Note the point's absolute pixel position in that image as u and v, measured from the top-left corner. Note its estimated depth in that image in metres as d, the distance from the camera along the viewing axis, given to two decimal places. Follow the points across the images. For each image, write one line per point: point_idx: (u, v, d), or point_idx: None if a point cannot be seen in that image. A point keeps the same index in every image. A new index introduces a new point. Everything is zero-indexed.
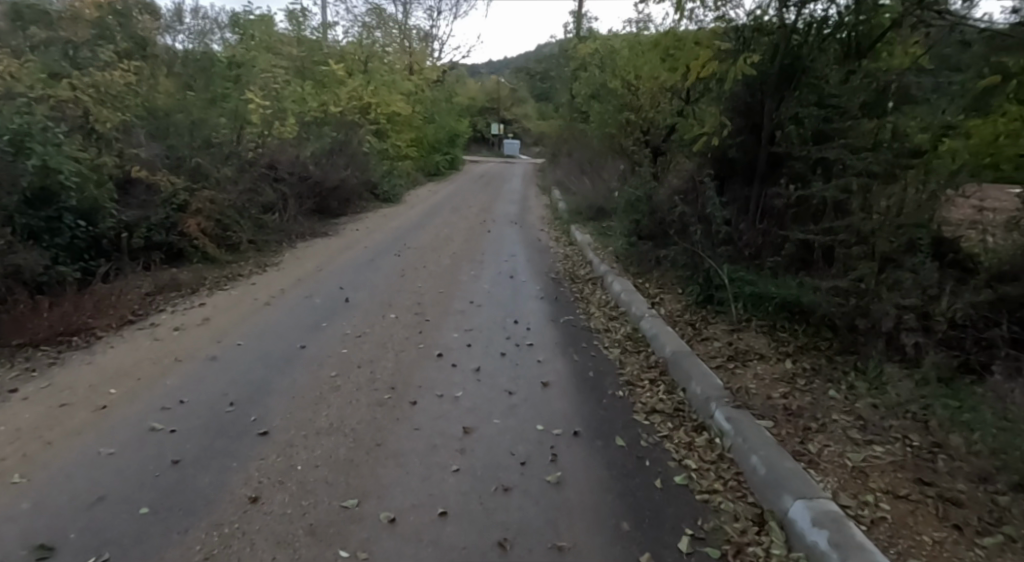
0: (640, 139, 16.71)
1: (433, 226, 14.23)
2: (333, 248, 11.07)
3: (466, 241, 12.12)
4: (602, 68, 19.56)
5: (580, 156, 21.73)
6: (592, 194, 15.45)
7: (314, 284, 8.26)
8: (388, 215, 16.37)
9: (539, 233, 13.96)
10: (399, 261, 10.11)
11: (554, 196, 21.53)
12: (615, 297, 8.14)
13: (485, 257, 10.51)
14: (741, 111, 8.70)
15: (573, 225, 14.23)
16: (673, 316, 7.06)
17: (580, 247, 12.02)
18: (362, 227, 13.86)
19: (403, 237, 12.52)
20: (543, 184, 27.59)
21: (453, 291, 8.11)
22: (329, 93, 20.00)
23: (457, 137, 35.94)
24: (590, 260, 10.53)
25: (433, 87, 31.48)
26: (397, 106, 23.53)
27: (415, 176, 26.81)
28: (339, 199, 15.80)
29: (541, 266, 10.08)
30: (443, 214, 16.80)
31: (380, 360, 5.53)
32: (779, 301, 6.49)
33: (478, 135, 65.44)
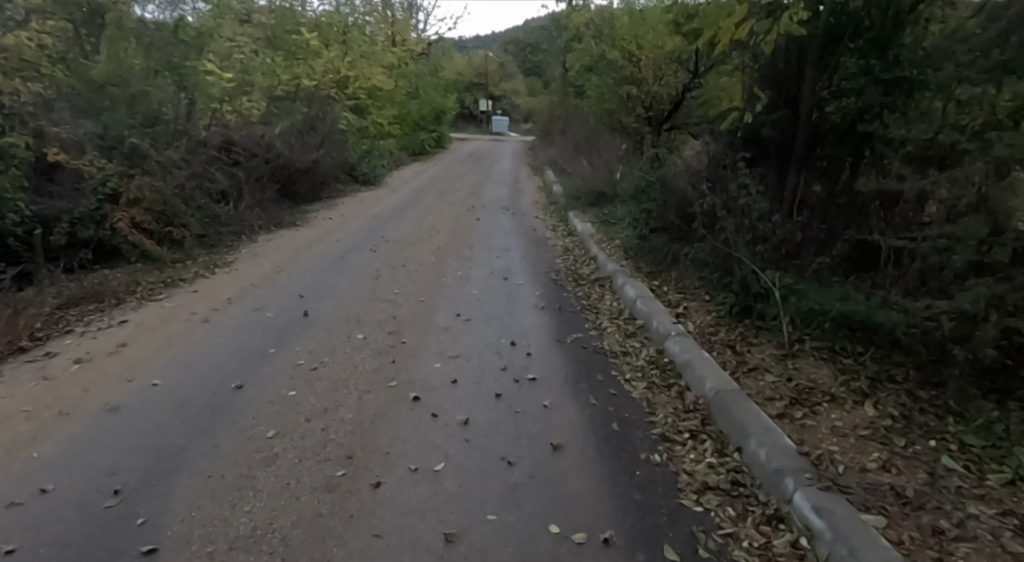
0: (641, 116, 15.96)
1: (415, 214, 12.85)
2: (301, 242, 9.71)
3: (453, 233, 10.76)
4: (598, 39, 18.16)
5: (575, 133, 20.35)
6: (591, 176, 14.12)
7: (270, 292, 6.92)
8: (367, 200, 14.94)
9: (533, 221, 12.61)
10: (374, 259, 8.76)
11: (548, 177, 20.19)
12: (629, 306, 6.85)
13: (474, 253, 9.18)
14: (772, 82, 7.41)
15: (571, 212, 12.91)
16: (704, 333, 5.79)
17: (581, 238, 10.71)
18: (338, 215, 12.48)
19: (381, 228, 11.15)
20: (535, 164, 26.19)
21: (436, 300, 6.79)
22: (302, 66, 18.42)
23: (444, 114, 34.38)
24: (594, 255, 9.23)
25: (418, 61, 29.89)
26: (377, 80, 21.97)
27: (399, 155, 25.29)
28: (312, 182, 14.39)
29: (538, 264, 8.77)
30: (428, 198, 15.41)
31: (337, 409, 4.24)
32: (840, 318, 5.22)
33: (466, 111, 63.53)
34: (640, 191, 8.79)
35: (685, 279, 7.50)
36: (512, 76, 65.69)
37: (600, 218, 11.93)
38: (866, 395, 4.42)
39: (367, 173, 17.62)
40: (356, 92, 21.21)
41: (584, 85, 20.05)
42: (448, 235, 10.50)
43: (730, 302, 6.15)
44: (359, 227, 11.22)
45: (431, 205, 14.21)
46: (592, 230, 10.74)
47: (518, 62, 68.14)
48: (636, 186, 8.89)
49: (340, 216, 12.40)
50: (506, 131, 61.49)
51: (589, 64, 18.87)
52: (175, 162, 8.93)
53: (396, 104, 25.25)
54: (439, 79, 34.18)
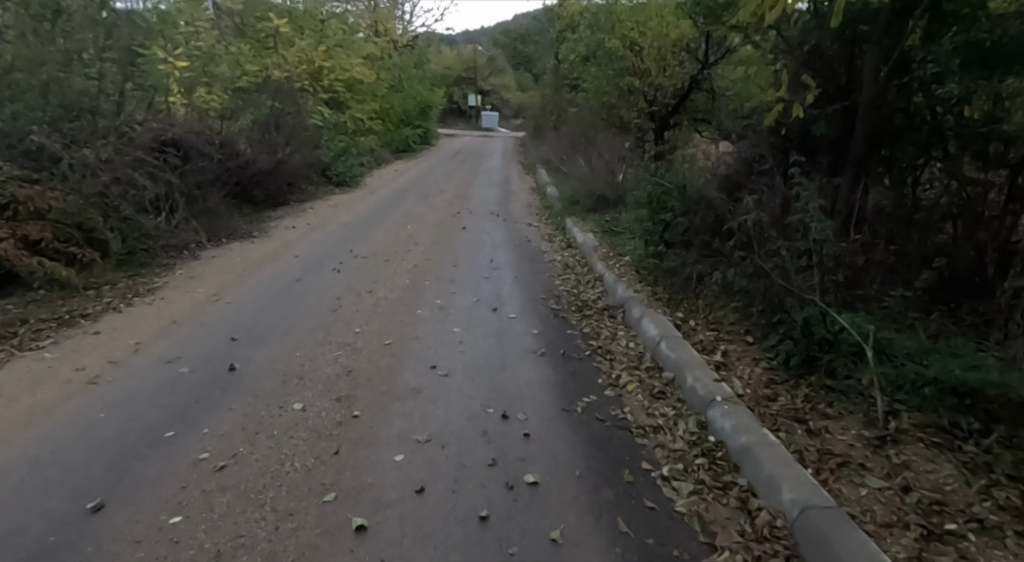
0: (644, 110, 14.77)
1: (393, 221, 11.40)
2: (254, 259, 8.24)
3: (434, 246, 9.31)
4: (594, 27, 16.85)
5: (570, 129, 18.96)
6: (590, 177, 12.69)
7: (194, 334, 5.45)
8: (340, 203, 13.44)
9: (526, 229, 11.19)
10: (338, 281, 7.32)
11: (541, 177, 18.80)
12: (650, 349, 5.43)
13: (458, 274, 7.74)
14: (823, 68, 6.00)
15: (569, 219, 11.50)
16: (755, 394, 4.36)
17: (582, 251, 9.29)
18: (305, 222, 11.00)
19: (351, 239, 9.69)
20: (526, 161, 24.76)
21: (406, 344, 5.35)
22: (271, 55, 16.74)
23: (430, 108, 32.85)
24: (600, 274, 7.80)
25: (402, 52, 28.34)
26: (352, 73, 20.25)
27: (381, 153, 23.70)
28: (275, 185, 12.84)
29: (534, 288, 7.33)
30: (409, 202, 13.93)
31: (237, 555, 2.79)
32: (951, 382, 3.76)
33: (454, 106, 61.84)
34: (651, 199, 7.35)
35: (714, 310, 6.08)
36: (501, 70, 64.14)
37: (602, 227, 10.49)
38: (1021, 517, 3.01)
39: (343, 173, 16.08)
40: (333, 85, 19.68)
41: (579, 77, 18.73)
42: (428, 249, 9.06)
43: (780, 348, 4.73)
44: (326, 238, 9.77)
45: (412, 210, 12.75)
46: (595, 242, 9.30)
47: (507, 56, 66.54)
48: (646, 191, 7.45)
49: (307, 223, 10.92)
50: (496, 127, 59.91)
51: (587, 54, 17.48)
52: (96, 165, 7.40)
53: (376, 98, 23.56)
54: (424, 72, 32.54)
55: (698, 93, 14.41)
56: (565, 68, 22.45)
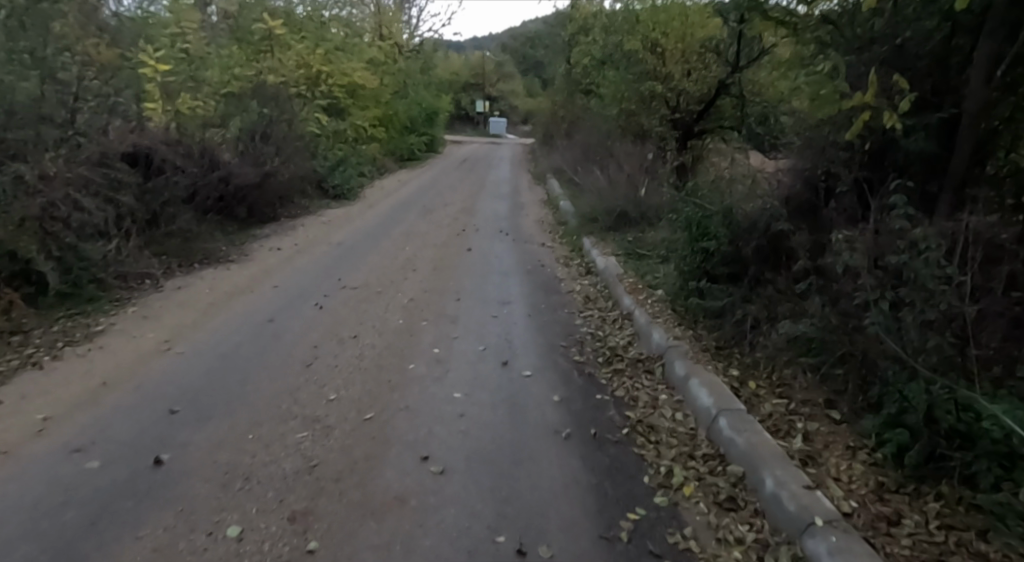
0: (665, 117, 13.62)
1: (390, 241, 10.26)
2: (225, 292, 7.11)
3: (435, 273, 8.17)
4: (611, 29, 15.74)
5: (584, 138, 17.82)
6: (610, 192, 11.52)
7: (123, 406, 4.30)
8: (335, 219, 12.34)
9: (538, 250, 10.04)
10: (317, 322, 6.17)
11: (553, 189, 17.66)
12: (705, 427, 4.24)
13: (460, 311, 6.58)
14: (914, 68, 4.82)
15: (586, 239, 10.35)
16: (866, 510, 3.15)
17: (604, 280, 8.13)
18: (292, 243, 9.88)
19: (341, 265, 8.56)
20: (537, 171, 23.65)
21: (391, 420, 4.19)
22: (263, 59, 15.63)
23: (436, 115, 31.81)
24: (629, 313, 6.63)
25: (407, 57, 27.31)
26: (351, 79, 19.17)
27: (384, 163, 22.59)
28: (263, 200, 11.72)
29: (551, 330, 6.15)
30: (410, 217, 12.82)
31: None
32: None
33: (462, 113, 60.84)
34: (694, 231, 6.33)
35: (779, 368, 4.87)
36: (509, 76, 63.16)
37: (625, 251, 9.31)
38: None
39: (341, 186, 14.96)
40: (332, 91, 18.54)
41: (594, 82, 17.62)
42: (427, 278, 7.91)
43: (889, 437, 3.50)
44: (312, 263, 8.64)
45: (412, 227, 11.63)
46: (619, 270, 8.12)
47: (516, 62, 65.61)
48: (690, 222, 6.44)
49: (294, 244, 9.79)
50: (504, 133, 58.84)
51: (603, 58, 16.34)
52: (35, 184, 6.28)
53: (378, 105, 22.43)
54: (430, 77, 31.44)
55: (726, 99, 13.20)
56: (578, 73, 21.30)
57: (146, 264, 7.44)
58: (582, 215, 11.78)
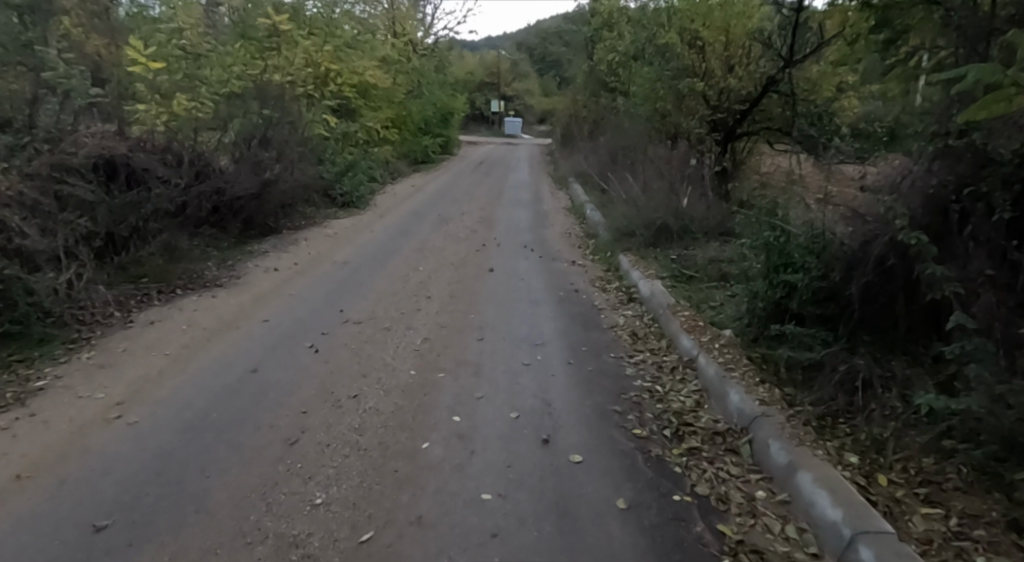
0: (705, 118, 12.40)
1: (401, 259, 9.10)
2: (203, 325, 5.95)
3: (452, 302, 6.99)
4: (643, 22, 14.55)
5: (612, 140, 16.61)
6: (647, 202, 10.32)
7: (34, 516, 3.15)
8: (341, 230, 11.21)
9: (568, 270, 8.86)
10: (310, 371, 5.01)
11: (577, 194, 16.47)
12: (837, 556, 3.03)
13: (484, 357, 5.41)
14: None
15: (623, 257, 9.16)
16: None
17: (652, 311, 6.94)
18: (291, 261, 8.76)
19: (344, 290, 7.41)
20: (557, 174, 22.44)
21: (399, 544, 3.01)
22: (267, 54, 14.30)
23: (451, 115, 30.66)
24: (692, 360, 5.43)
25: (422, 55, 26.18)
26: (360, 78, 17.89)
27: (397, 166, 21.42)
28: (263, 211, 10.60)
29: (599, 384, 4.97)
30: (424, 228, 11.70)
31: None
32: None
33: (477, 112, 59.65)
34: (771, 264, 5.35)
35: (922, 460, 3.70)
36: (525, 75, 61.97)
37: (673, 277, 8.12)
38: None
39: (351, 193, 13.83)
40: (340, 91, 17.30)
41: (623, 80, 16.42)
42: (444, 309, 6.73)
43: None
44: (312, 287, 7.50)
45: (427, 241, 10.48)
46: (670, 300, 6.92)
47: (532, 61, 64.38)
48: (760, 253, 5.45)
49: (294, 263, 8.66)
50: (520, 133, 57.60)
51: (635, 54, 15.12)
52: None
53: (389, 105, 21.15)
54: (445, 76, 30.23)
55: (772, 97, 12.12)
56: (602, 71, 20.06)
57: (95, 299, 6.16)
58: (615, 227, 10.58)
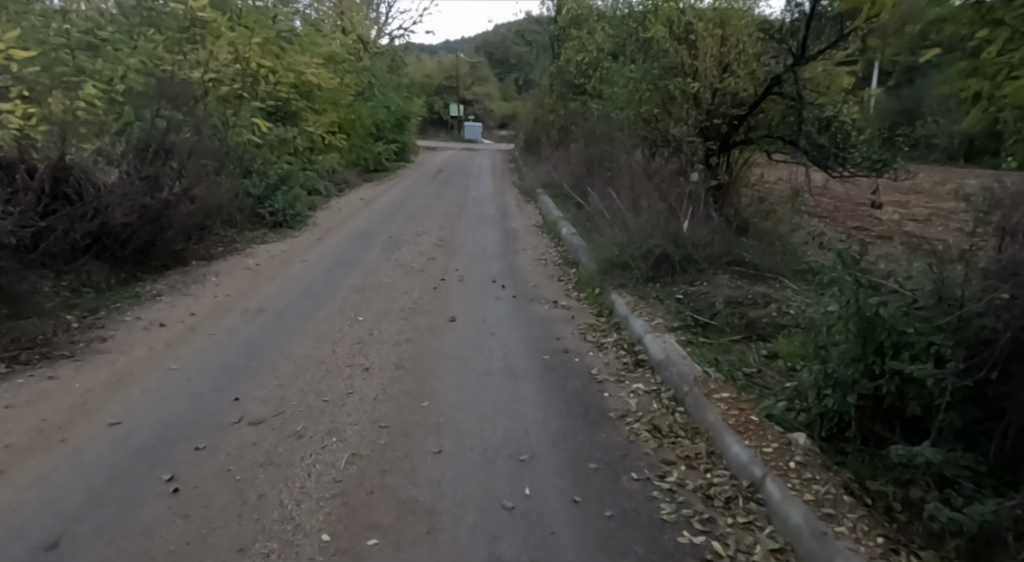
0: (698, 124, 10.66)
1: (335, 303, 7.10)
2: (8, 440, 3.86)
3: (397, 381, 5.03)
4: (622, 16, 12.82)
5: (586, 148, 14.84)
6: (639, 225, 8.54)
7: None
8: (267, 260, 9.13)
9: (551, 317, 6.99)
10: (152, 542, 2.99)
11: (548, 210, 14.63)
12: None
13: (444, 496, 3.47)
14: None
15: (616, 297, 7.34)
16: None
17: (673, 388, 5.11)
18: (189, 310, 6.68)
19: (250, 359, 5.40)
20: (522, 184, 20.64)
21: None
22: (180, 46, 11.97)
23: (406, 120, 28.55)
24: (759, 491, 3.59)
25: (374, 55, 24.08)
26: (294, 78, 15.65)
27: (344, 175, 19.23)
28: (161, 239, 8.45)
29: (628, 551, 3.09)
30: (371, 256, 9.72)
31: None
32: None
33: (435, 116, 57.47)
34: (865, 343, 3.60)
35: None
36: (484, 79, 60.17)
37: (688, 329, 6.31)
38: None
39: (283, 211, 11.65)
40: (274, 93, 15.05)
41: (599, 81, 14.69)
42: (386, 395, 4.77)
43: None
44: (205, 355, 5.46)
45: (372, 275, 8.50)
46: (695, 372, 5.11)
47: (490, 65, 62.68)
48: (846, 324, 3.71)
49: (190, 313, 6.57)
50: (479, 138, 55.64)
51: (613, 51, 13.36)
52: None
53: (332, 107, 18.91)
54: (399, 77, 28.06)
55: (774, 100, 10.50)
56: (572, 72, 18.30)
57: None
58: (601, 255, 8.76)
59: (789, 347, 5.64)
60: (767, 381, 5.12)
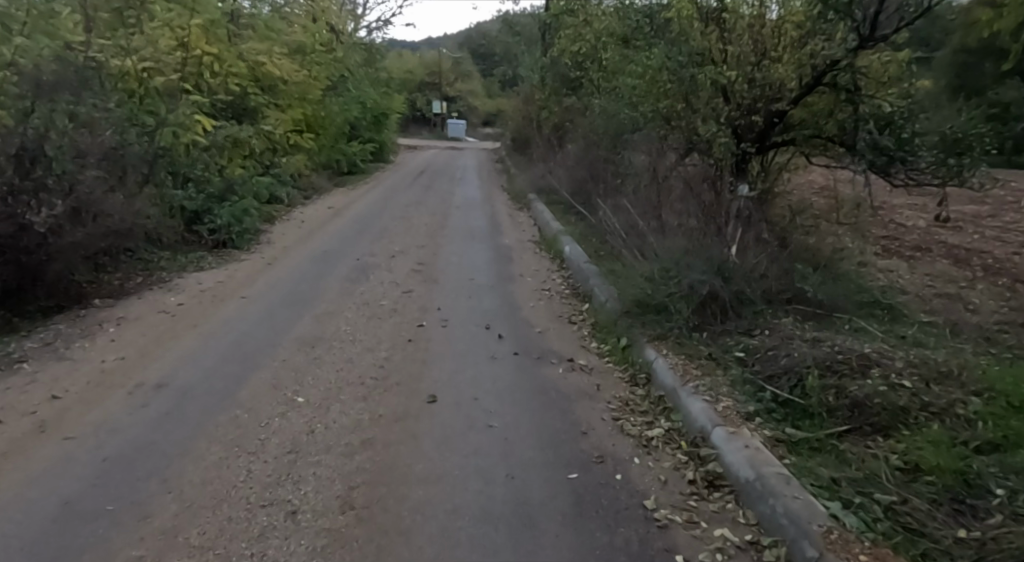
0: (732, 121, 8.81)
1: (270, 372, 5.11)
2: None
3: (339, 549, 3.01)
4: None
5: (589, 150, 12.99)
6: (673, 254, 6.64)
7: None
8: (194, 297, 7.11)
9: (570, 390, 5.04)
10: None
11: (545, 222, 12.74)
12: None
13: None
14: None
15: (654, 357, 5.43)
16: None
17: (779, 542, 3.20)
18: (55, 389, 4.65)
19: (108, 493, 3.37)
20: (512, 188, 18.73)
21: None
22: (101, 26, 9.85)
23: (385, 117, 26.50)
24: None
25: (349, 45, 22.08)
26: (246, 68, 13.54)
27: (313, 179, 17.13)
28: (47, 274, 6.43)
29: None
30: (332, 288, 7.73)
31: None
32: None
33: (418, 113, 55.23)
34: None
35: None
36: (467, 75, 58.15)
37: (769, 419, 4.40)
38: None
39: (229, 227, 9.56)
40: (225, 86, 12.95)
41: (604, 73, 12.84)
42: None
43: None
44: (37, 485, 3.43)
45: (328, 319, 6.51)
46: (819, 520, 3.12)
47: (474, 61, 60.72)
48: None
49: (55, 393, 4.57)
50: (463, 135, 53.61)
51: (621, 37, 11.45)
52: None
53: (296, 103, 16.81)
54: (376, 71, 25.88)
55: (821, 92, 8.71)
56: (568, 63, 16.48)
57: None
58: (622, 290, 6.83)
59: (936, 458, 3.75)
60: (932, 529, 3.20)
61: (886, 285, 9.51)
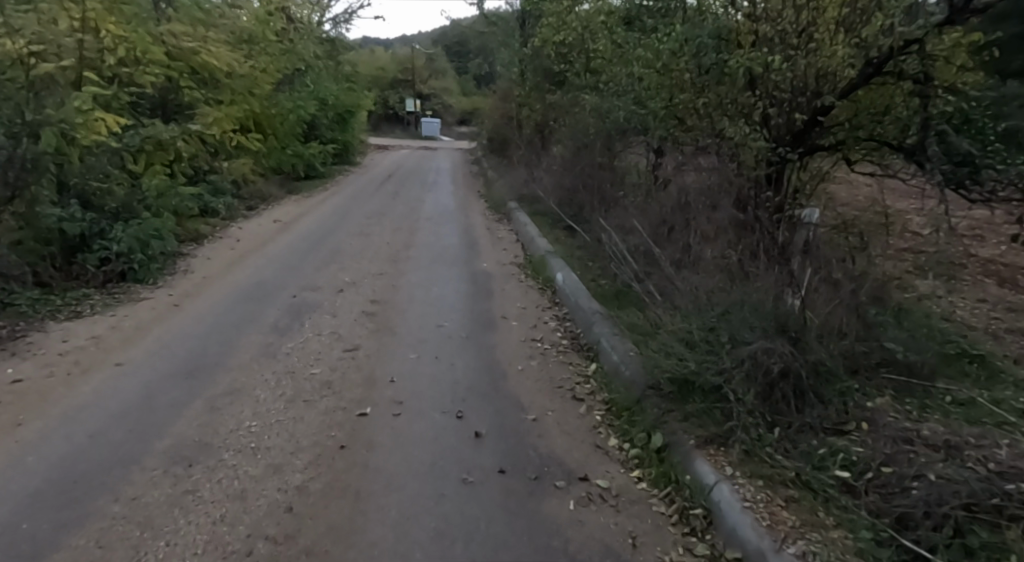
0: (765, 121, 6.89)
1: (94, 534, 3.10)
2: None
3: None
4: None
5: (580, 155, 11.09)
6: (716, 310, 4.73)
7: None
8: (47, 369, 5.07)
9: (591, 554, 3.11)
10: None
11: (530, 239, 10.81)
12: None
13: None
14: None
15: (714, 481, 3.53)
16: None
17: None
18: None
19: None
20: (491, 195, 16.77)
21: None
22: None
23: (351, 116, 24.45)
24: None
25: (309, 38, 20.04)
26: (163, 53, 11.46)
27: (261, 186, 15.06)
28: None
29: None
30: (249, 348, 5.73)
31: None
32: None
33: (390, 112, 52.98)
34: None
35: None
36: (441, 73, 56.16)
37: None
38: None
39: (130, 254, 7.61)
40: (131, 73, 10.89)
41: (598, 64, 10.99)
42: None
43: None
44: None
45: (228, 408, 4.52)
46: None
47: (448, 59, 58.66)
48: None
49: None
50: (438, 135, 51.38)
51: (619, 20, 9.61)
52: None
53: (241, 99, 14.75)
54: (339, 65, 23.76)
55: (879, 83, 6.76)
56: (552, 55, 14.61)
57: None
58: (645, 353, 4.91)
59: None
60: None
61: (951, 319, 7.69)
